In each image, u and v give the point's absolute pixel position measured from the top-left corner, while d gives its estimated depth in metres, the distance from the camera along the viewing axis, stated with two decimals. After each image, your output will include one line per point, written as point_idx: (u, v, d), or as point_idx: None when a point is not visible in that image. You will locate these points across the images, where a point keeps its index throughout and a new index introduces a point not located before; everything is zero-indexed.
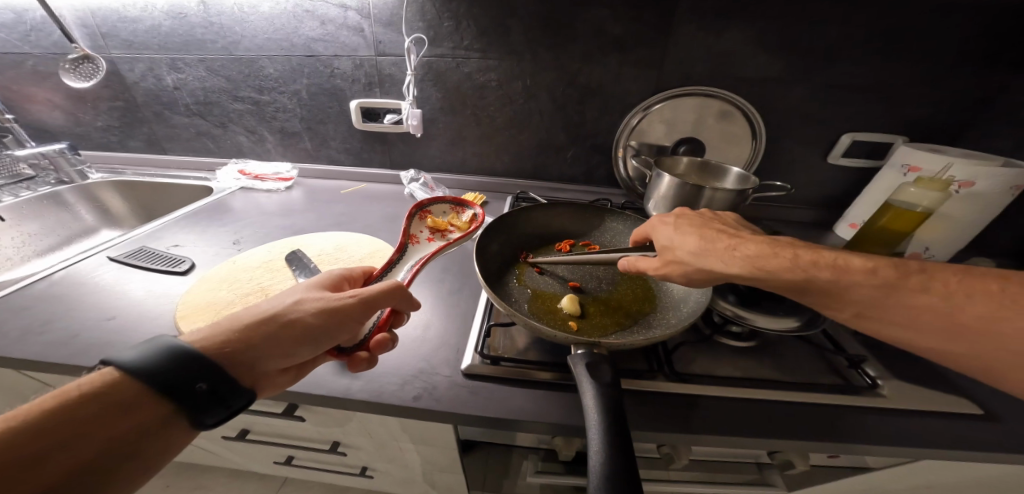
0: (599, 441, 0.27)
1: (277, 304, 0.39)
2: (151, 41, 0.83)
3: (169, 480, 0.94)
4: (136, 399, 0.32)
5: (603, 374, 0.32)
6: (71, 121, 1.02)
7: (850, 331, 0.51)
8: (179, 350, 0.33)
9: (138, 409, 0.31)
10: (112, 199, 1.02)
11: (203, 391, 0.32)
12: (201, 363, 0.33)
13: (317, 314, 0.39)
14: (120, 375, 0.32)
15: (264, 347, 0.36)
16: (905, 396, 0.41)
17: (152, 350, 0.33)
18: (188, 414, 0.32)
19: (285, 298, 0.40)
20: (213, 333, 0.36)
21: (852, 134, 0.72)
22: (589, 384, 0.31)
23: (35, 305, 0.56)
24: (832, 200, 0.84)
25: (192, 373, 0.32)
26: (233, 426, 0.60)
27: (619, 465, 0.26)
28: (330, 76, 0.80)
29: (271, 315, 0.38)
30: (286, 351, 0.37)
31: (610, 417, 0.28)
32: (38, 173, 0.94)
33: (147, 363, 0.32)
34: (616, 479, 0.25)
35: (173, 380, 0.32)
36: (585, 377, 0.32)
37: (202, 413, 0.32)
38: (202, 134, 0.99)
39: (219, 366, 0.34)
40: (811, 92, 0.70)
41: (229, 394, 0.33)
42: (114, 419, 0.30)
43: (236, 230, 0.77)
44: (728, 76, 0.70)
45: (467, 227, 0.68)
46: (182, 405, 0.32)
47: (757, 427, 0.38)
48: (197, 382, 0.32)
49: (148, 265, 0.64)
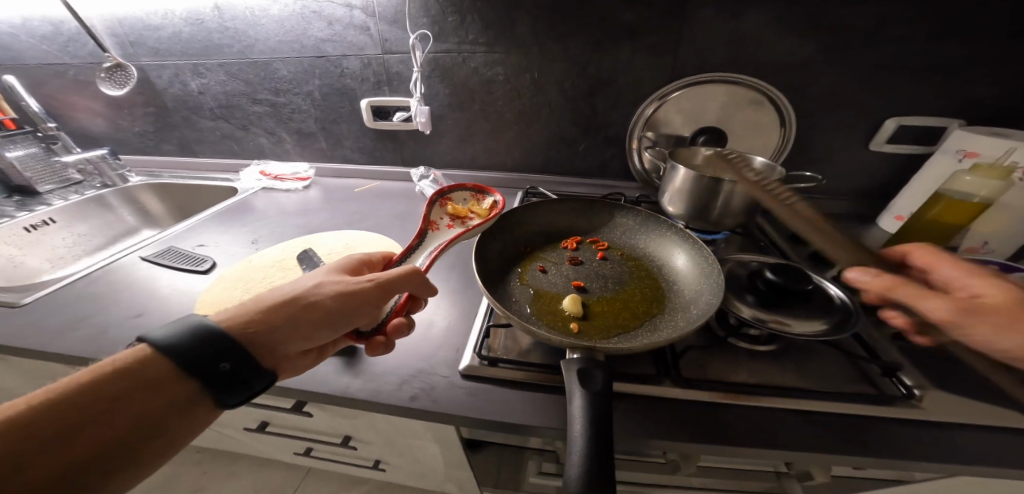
0: (580, 450, 0.26)
1: (300, 285, 0.40)
2: (174, 48, 0.87)
3: (205, 466, 1.00)
4: (165, 375, 0.32)
5: (595, 381, 0.29)
6: (112, 128, 1.10)
7: (886, 335, 0.46)
8: (206, 329, 0.34)
9: (165, 387, 0.32)
10: (150, 201, 1.09)
11: (226, 370, 0.33)
12: (224, 345, 0.33)
13: (334, 297, 0.39)
14: (151, 352, 0.33)
15: (285, 329, 0.37)
16: (948, 408, 0.37)
17: (182, 328, 0.34)
18: (212, 393, 0.33)
19: (307, 281, 0.41)
20: (238, 312, 0.37)
21: (898, 119, 0.66)
22: (576, 391, 0.29)
23: (75, 301, 0.60)
24: (871, 191, 0.77)
25: (218, 353, 0.33)
26: (254, 419, 0.63)
27: (598, 475, 0.24)
28: (340, 76, 0.81)
29: (294, 296, 0.38)
30: (306, 334, 0.37)
31: (594, 429, 0.26)
32: (85, 177, 1.03)
33: (175, 342, 0.33)
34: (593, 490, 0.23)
35: (200, 357, 0.33)
36: (573, 382, 0.30)
37: (226, 393, 0.33)
38: (227, 137, 1.03)
39: (242, 347, 0.34)
40: (845, 75, 0.64)
41: (251, 376, 0.34)
42: (144, 395, 0.31)
43: (255, 229, 0.80)
44: (751, 60, 0.65)
45: (485, 214, 0.66)
46: (206, 383, 0.33)
47: (769, 440, 0.35)
48: (221, 361, 0.33)
49: (174, 264, 0.67)
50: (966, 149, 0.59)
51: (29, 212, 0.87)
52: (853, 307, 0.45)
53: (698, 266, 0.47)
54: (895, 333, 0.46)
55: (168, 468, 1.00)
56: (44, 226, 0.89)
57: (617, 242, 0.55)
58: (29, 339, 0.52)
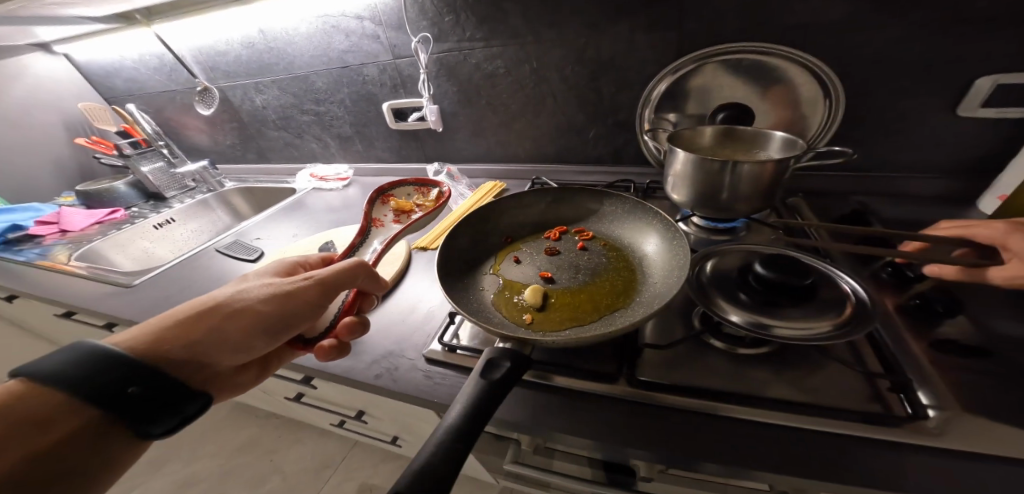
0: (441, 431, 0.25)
1: (225, 294, 0.42)
2: (240, 70, 1.03)
3: (281, 430, 1.19)
4: (67, 407, 0.32)
5: (497, 371, 0.29)
6: (211, 142, 1.33)
7: (918, 342, 0.38)
8: (108, 353, 0.33)
9: (63, 419, 0.31)
10: (240, 203, 1.29)
11: (134, 394, 0.32)
12: (130, 368, 0.33)
13: (264, 302, 0.41)
14: (38, 385, 0.31)
15: (214, 338, 0.39)
16: (970, 435, 0.30)
17: (75, 357, 0.32)
18: (123, 419, 0.32)
19: (234, 289, 0.43)
20: (155, 328, 0.38)
21: (996, 77, 0.51)
22: (474, 381, 0.28)
23: (165, 283, 0.76)
24: (963, 167, 0.61)
25: (126, 377, 0.32)
26: (293, 389, 0.73)
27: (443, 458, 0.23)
28: (363, 83, 0.88)
29: (220, 305, 0.40)
30: (233, 341, 0.39)
31: (459, 427, 0.25)
32: (197, 185, 1.28)
33: (72, 371, 0.32)
34: (443, 471, 0.23)
35: (104, 384, 0.32)
36: (477, 373, 0.29)
37: (143, 418, 0.32)
38: (289, 145, 1.19)
39: (150, 369, 0.34)
40: (898, 28, 0.53)
41: (178, 401, 0.34)
42: (37, 431, 0.30)
43: (301, 224, 0.92)
44: (771, 23, 0.57)
45: (430, 205, 0.73)
46: (115, 412, 0.32)
47: (723, 454, 0.32)
48: (128, 386, 0.32)
49: (234, 254, 0.81)
50: None
51: (157, 213, 1.13)
52: (865, 301, 0.39)
53: (669, 250, 0.46)
54: (932, 342, 0.38)
55: (255, 426, 1.22)
56: (167, 225, 1.14)
57: (604, 231, 0.53)
58: (133, 312, 0.68)
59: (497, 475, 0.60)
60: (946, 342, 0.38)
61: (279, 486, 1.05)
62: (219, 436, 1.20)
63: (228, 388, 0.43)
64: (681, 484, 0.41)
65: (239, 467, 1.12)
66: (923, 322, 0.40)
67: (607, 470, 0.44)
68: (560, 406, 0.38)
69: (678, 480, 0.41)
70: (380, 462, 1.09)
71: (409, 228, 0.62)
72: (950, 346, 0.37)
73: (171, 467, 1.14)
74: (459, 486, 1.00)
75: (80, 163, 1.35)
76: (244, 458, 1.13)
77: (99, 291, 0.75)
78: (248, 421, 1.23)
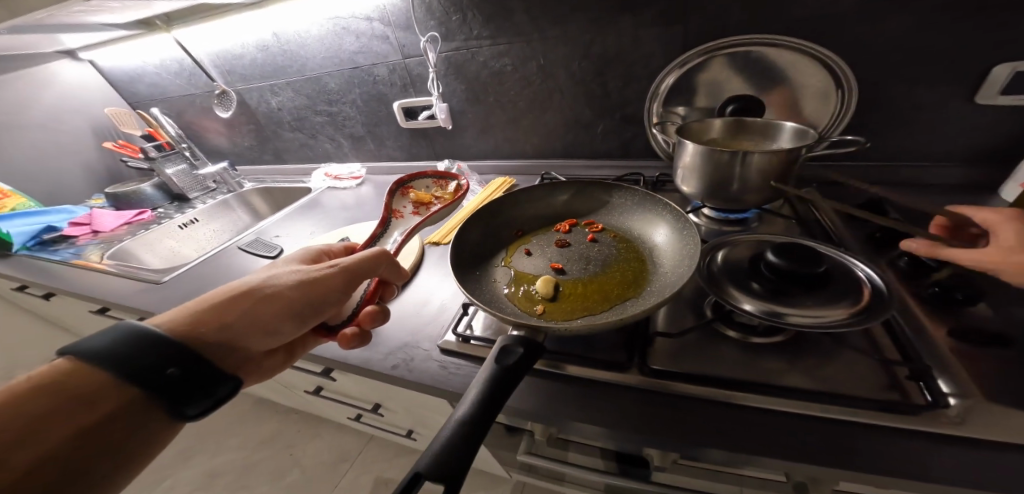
0: (453, 418, 0.26)
1: (256, 279, 0.44)
2: (256, 73, 1.06)
3: (301, 425, 1.24)
4: (109, 386, 0.34)
5: (505, 360, 0.30)
6: (230, 143, 1.37)
7: (939, 331, 0.37)
8: (150, 334, 0.36)
9: (105, 397, 0.33)
10: (258, 203, 1.34)
11: (174, 375, 0.35)
12: (169, 350, 0.35)
13: (293, 287, 0.43)
14: (82, 364, 0.34)
15: (245, 322, 0.41)
16: (992, 424, 0.30)
17: (117, 338, 0.35)
18: (161, 398, 0.35)
19: (264, 275, 0.45)
20: (196, 310, 0.40)
21: (1015, 64, 0.50)
22: (482, 373, 0.29)
23: (190, 279, 0.80)
24: (987, 155, 0.59)
25: (165, 358, 0.35)
26: (312, 383, 0.76)
27: (455, 448, 0.24)
28: (374, 83, 0.90)
29: (251, 290, 0.42)
30: (263, 325, 0.41)
31: (477, 408, 0.26)
32: (217, 186, 1.33)
33: (114, 351, 0.34)
34: (454, 459, 0.24)
35: (145, 364, 0.34)
36: (486, 363, 0.30)
37: (181, 397, 0.35)
38: (304, 145, 1.22)
39: (186, 351, 0.36)
40: (915, 13, 0.51)
41: (211, 384, 0.37)
42: (83, 407, 0.32)
43: (317, 222, 0.95)
44: (782, 12, 0.56)
45: (449, 197, 0.73)
46: (155, 390, 0.34)
47: (733, 440, 0.33)
48: (168, 367, 0.35)
49: (254, 251, 0.85)
50: None
51: (182, 213, 1.18)
52: (886, 291, 0.38)
53: (679, 241, 0.46)
54: (953, 331, 0.37)
55: (278, 418, 1.28)
56: (191, 225, 1.19)
57: (616, 222, 0.54)
58: (163, 308, 0.71)
59: (510, 467, 0.62)
60: (968, 331, 0.37)
61: (302, 477, 1.10)
62: (244, 428, 1.26)
63: (256, 372, 0.45)
64: (697, 475, 0.42)
65: (264, 459, 1.17)
66: (942, 312, 0.40)
67: (620, 461, 0.46)
68: (574, 395, 0.39)
69: (691, 470, 0.42)
70: (398, 456, 1.12)
71: (428, 219, 0.62)
72: (969, 335, 0.36)
73: (201, 456, 1.20)
74: (472, 481, 1.02)
75: (108, 167, 1.41)
76: (268, 449, 1.19)
77: (130, 287, 0.80)
78: (271, 414, 1.29)
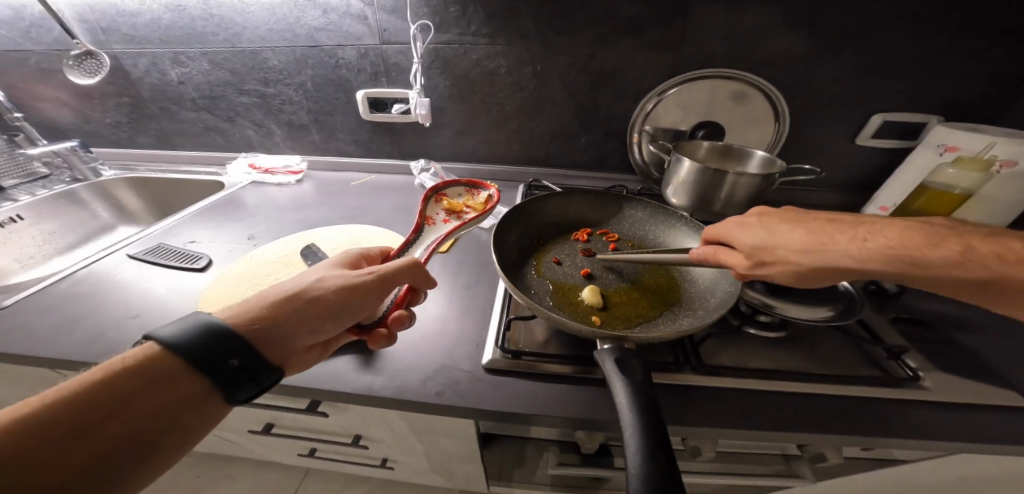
0: (637, 440, 0.26)
1: (300, 282, 0.39)
2: (153, 35, 0.82)
3: (200, 471, 0.97)
4: (177, 373, 0.31)
5: (634, 371, 0.31)
6: (84, 119, 1.02)
7: (887, 320, 0.48)
8: (215, 327, 0.33)
9: (172, 385, 0.31)
10: (128, 196, 1.01)
11: (234, 368, 0.32)
12: (234, 341, 0.33)
13: (337, 291, 0.39)
14: (160, 349, 0.32)
15: (287, 324, 0.36)
16: (950, 388, 0.39)
17: (188, 326, 0.33)
18: (222, 390, 0.32)
19: (306, 277, 0.40)
20: (240, 311, 0.36)
21: (884, 114, 0.68)
22: (617, 378, 0.30)
23: (55, 302, 0.56)
24: (864, 185, 0.79)
25: (224, 349, 0.32)
26: (259, 421, 0.61)
27: (660, 462, 0.24)
28: (336, 67, 0.78)
29: (294, 292, 0.38)
30: (309, 326, 0.37)
31: (643, 404, 0.28)
32: (52, 171, 0.94)
33: (183, 338, 0.32)
34: (663, 468, 0.24)
35: (205, 357, 0.31)
36: (614, 372, 0.31)
37: (235, 390, 0.31)
38: (211, 129, 0.98)
39: (246, 342, 0.33)
40: (840, 73, 0.66)
41: (261, 372, 0.33)
42: (156, 390, 0.30)
43: (250, 225, 0.77)
44: (750, 56, 0.67)
45: (481, 208, 0.65)
46: (216, 382, 0.31)
47: (791, 423, 0.37)
48: (229, 359, 0.32)
49: (166, 262, 0.64)
50: (946, 144, 0.62)
51: None
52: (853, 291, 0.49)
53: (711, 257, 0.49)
54: (895, 319, 0.49)
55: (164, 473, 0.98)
56: (10, 224, 0.82)
57: (628, 233, 0.57)
58: (13, 346, 0.49)
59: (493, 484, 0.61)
60: (902, 317, 0.49)
61: None
62: None
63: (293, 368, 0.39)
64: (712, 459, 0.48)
65: None
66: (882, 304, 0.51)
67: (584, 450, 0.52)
68: None
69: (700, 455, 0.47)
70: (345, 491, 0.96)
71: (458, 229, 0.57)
72: (904, 320, 0.48)
73: None
74: None
75: None
76: None
77: None
78: None
